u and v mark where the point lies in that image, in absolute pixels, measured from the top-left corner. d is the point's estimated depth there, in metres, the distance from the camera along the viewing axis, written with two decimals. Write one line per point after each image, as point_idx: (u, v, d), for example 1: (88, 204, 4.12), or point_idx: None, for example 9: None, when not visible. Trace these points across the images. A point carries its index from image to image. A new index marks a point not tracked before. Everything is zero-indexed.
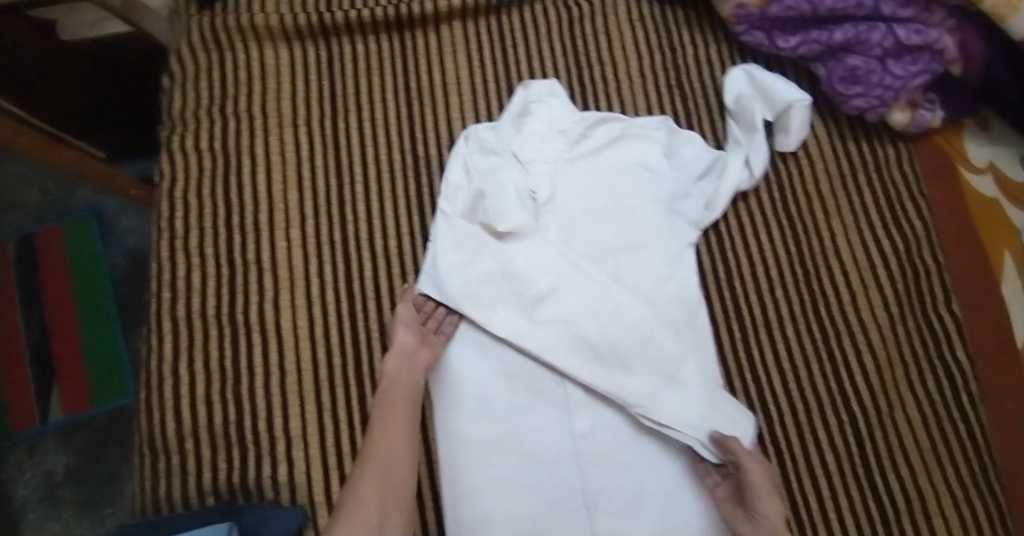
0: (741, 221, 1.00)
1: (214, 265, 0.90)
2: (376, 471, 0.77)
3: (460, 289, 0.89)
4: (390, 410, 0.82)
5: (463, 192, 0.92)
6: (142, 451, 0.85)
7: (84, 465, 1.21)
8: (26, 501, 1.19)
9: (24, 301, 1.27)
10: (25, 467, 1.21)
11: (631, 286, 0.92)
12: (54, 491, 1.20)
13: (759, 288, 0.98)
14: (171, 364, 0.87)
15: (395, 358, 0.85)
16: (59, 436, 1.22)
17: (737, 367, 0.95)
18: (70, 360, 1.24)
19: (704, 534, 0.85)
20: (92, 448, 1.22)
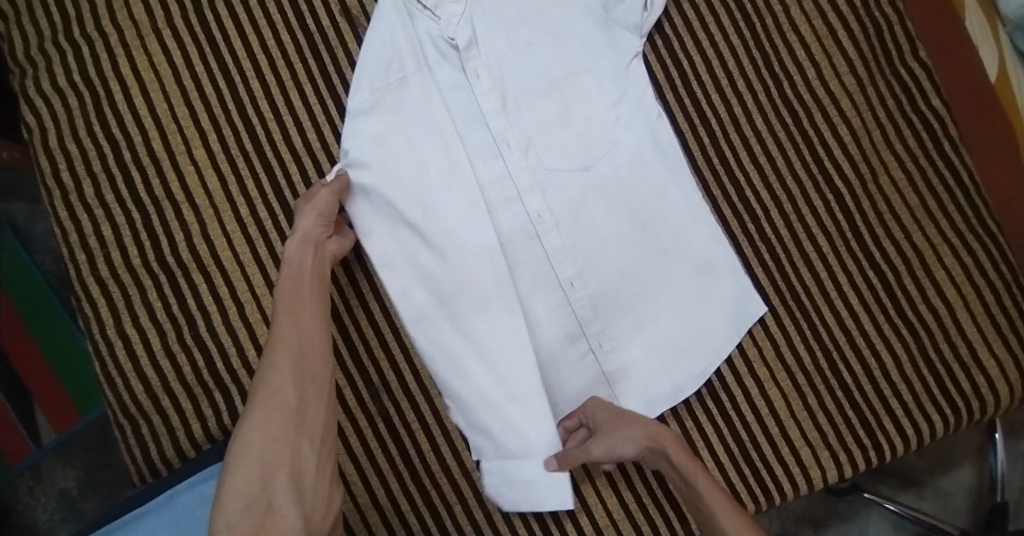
0: (684, 15, 0.90)
1: (124, 212, 0.82)
2: (288, 358, 0.74)
3: (381, 171, 0.82)
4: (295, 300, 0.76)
5: (373, 58, 0.83)
6: (118, 422, 0.79)
7: (97, 472, 1.12)
8: (51, 525, 1.11)
9: None
10: (36, 493, 1.12)
11: (584, 117, 0.85)
12: (77, 506, 1.12)
13: (715, 81, 0.90)
14: (113, 326, 0.80)
15: (298, 248, 0.78)
16: (60, 455, 1.12)
17: (710, 172, 0.90)
18: (42, 378, 1.11)
19: (716, 342, 0.87)
20: (97, 451, 1.13)
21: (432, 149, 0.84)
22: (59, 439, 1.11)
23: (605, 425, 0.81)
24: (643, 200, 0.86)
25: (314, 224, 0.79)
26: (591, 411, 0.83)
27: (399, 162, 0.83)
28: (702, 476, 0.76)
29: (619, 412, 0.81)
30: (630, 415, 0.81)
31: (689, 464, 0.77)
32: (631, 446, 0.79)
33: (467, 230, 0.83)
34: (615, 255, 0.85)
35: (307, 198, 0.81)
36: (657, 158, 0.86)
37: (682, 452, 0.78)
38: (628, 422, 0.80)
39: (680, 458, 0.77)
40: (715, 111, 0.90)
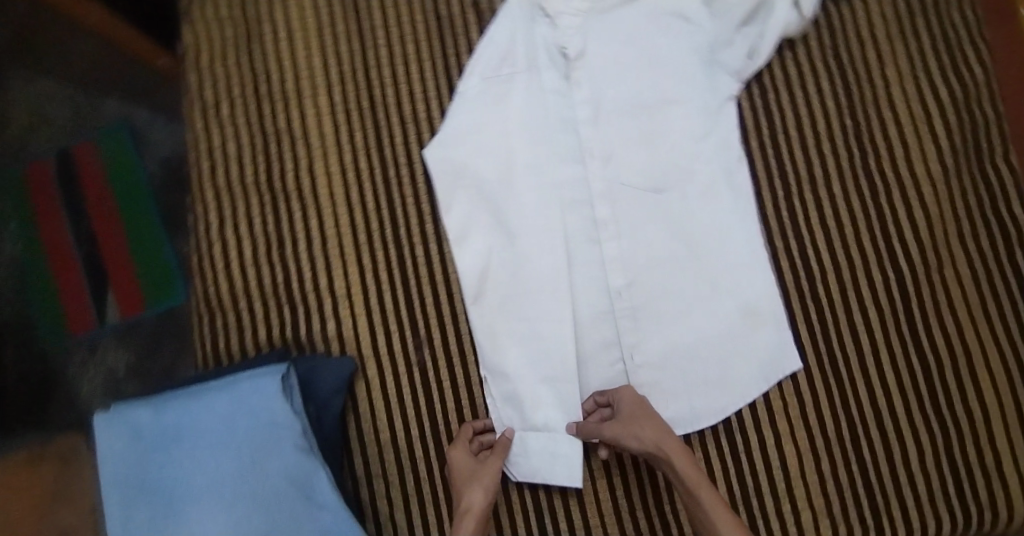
0: (786, 70, 0.93)
1: (247, 134, 0.92)
2: None
3: (472, 152, 0.90)
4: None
5: (489, 51, 0.91)
6: (198, 312, 0.89)
7: (145, 361, 1.23)
8: (92, 398, 1.21)
9: (70, 214, 1.23)
10: (88, 366, 1.22)
11: (667, 145, 0.90)
12: (121, 386, 1.23)
13: (803, 140, 0.93)
14: (215, 229, 0.90)
15: (467, 518, 0.79)
16: (119, 338, 1.23)
17: (778, 225, 0.92)
18: (122, 269, 1.23)
19: (743, 381, 0.90)
20: (151, 342, 1.24)
21: (521, 142, 0.89)
22: (120, 324, 1.23)
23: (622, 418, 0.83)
24: (704, 236, 0.89)
25: (482, 497, 0.80)
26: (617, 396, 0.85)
27: (491, 148, 0.89)
28: (702, 486, 0.79)
29: (638, 407, 0.83)
30: (649, 412, 0.83)
31: (691, 473, 0.80)
32: (640, 445, 0.81)
33: (535, 226, 0.89)
34: (666, 278, 0.89)
35: (467, 476, 0.83)
36: (728, 197, 0.90)
37: (685, 464, 0.80)
38: (641, 421, 0.82)
39: (682, 469, 0.80)
40: (796, 167, 0.92)
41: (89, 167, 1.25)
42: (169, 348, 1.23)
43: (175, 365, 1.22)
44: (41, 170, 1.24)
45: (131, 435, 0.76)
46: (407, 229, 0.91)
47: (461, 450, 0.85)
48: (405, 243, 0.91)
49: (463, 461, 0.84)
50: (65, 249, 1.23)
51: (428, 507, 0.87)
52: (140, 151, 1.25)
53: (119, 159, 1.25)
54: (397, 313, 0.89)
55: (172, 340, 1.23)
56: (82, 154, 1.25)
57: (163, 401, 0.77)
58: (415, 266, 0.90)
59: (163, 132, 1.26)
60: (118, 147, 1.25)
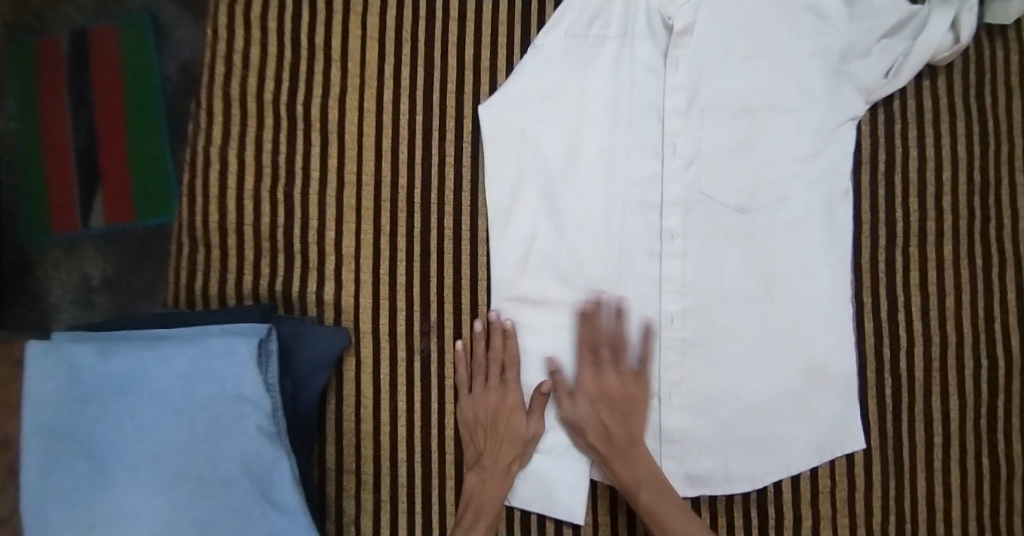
0: (922, 101, 0.78)
1: (276, 43, 0.77)
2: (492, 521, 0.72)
3: (536, 119, 0.76)
4: (474, 516, 0.70)
5: (581, 6, 0.76)
6: (178, 241, 0.75)
7: (124, 276, 1.10)
8: (58, 303, 1.09)
9: (73, 94, 1.08)
10: (59, 267, 1.10)
11: (765, 157, 0.75)
12: (91, 297, 1.09)
13: (922, 189, 0.78)
14: (217, 147, 0.76)
15: (504, 471, 0.72)
16: (102, 244, 1.10)
17: (870, 276, 0.78)
18: (116, 165, 1.07)
19: (795, 449, 0.76)
20: (133, 256, 1.10)
21: (595, 120, 0.76)
22: (106, 228, 1.09)
23: (591, 375, 0.73)
24: (782, 274, 0.75)
25: (524, 452, 0.73)
26: (592, 338, 0.74)
27: (558, 119, 0.76)
28: (643, 486, 0.70)
29: (604, 369, 0.73)
30: (618, 379, 0.73)
31: (634, 469, 0.71)
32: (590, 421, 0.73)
33: (592, 219, 0.75)
34: (730, 312, 0.75)
35: (516, 427, 0.72)
36: (821, 233, 0.76)
37: (625, 457, 0.71)
38: (592, 390, 0.73)
39: (620, 466, 0.71)
40: (906, 217, 0.78)
41: (103, 54, 1.08)
42: (152, 264, 1.10)
43: (155, 285, 1.09)
44: (52, 47, 1.09)
45: (65, 379, 0.62)
46: (440, 193, 0.76)
47: (515, 392, 0.73)
48: (436, 210, 0.76)
49: (515, 404, 0.73)
50: (60, 134, 1.08)
51: (401, 518, 0.74)
52: (158, 46, 1.09)
53: (133, 45, 1.09)
54: (409, 288, 0.75)
55: (156, 257, 1.09)
56: (100, 36, 1.09)
57: (112, 342, 0.63)
58: (441, 239, 0.75)
59: (186, 30, 1.10)
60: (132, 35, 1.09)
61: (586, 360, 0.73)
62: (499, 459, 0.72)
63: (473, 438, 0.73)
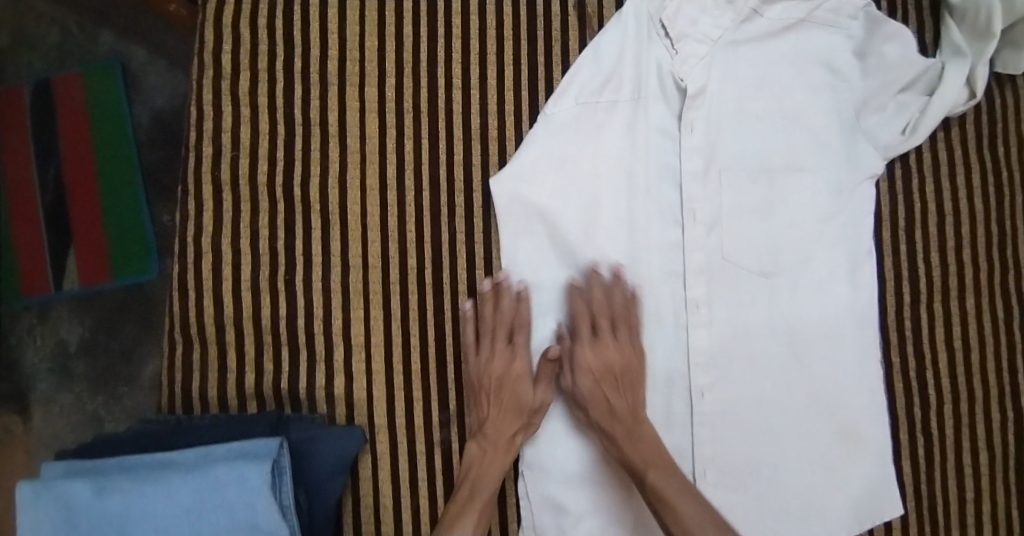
0: (939, 155, 0.76)
1: (266, 120, 0.71)
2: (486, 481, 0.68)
3: (551, 192, 0.72)
4: (470, 490, 0.67)
5: (591, 69, 0.73)
6: (171, 335, 0.70)
7: (103, 338, 1.03)
8: (33, 373, 1.02)
9: (41, 149, 1.02)
10: (35, 333, 1.03)
11: (787, 219, 0.73)
12: (69, 364, 1.03)
13: (942, 243, 0.76)
14: (209, 237, 0.70)
15: (507, 443, 0.69)
16: (77, 306, 1.03)
17: (894, 334, 0.76)
18: (89, 227, 1.02)
19: (834, 513, 0.73)
20: (110, 317, 1.03)
21: (611, 189, 0.72)
22: (79, 291, 1.02)
23: (593, 349, 0.70)
24: (809, 337, 0.73)
25: (530, 422, 0.70)
26: (586, 308, 0.71)
27: (573, 191, 0.72)
28: (649, 466, 0.66)
29: (605, 341, 0.70)
30: (618, 351, 0.70)
31: (639, 447, 0.67)
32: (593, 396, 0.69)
33: None
34: (761, 382, 0.73)
35: (523, 396, 0.69)
36: (845, 295, 0.74)
37: (630, 435, 0.68)
38: (597, 369, 0.69)
39: (624, 444, 0.67)
40: (928, 272, 0.76)
41: (72, 110, 1.03)
42: (131, 324, 1.03)
43: (137, 347, 1.02)
44: (16, 100, 1.03)
45: (60, 516, 0.59)
46: (452, 271, 0.72)
47: (523, 359, 0.70)
48: (449, 292, 0.72)
49: (522, 372, 0.70)
50: (26, 192, 1.02)
51: None
52: (129, 96, 1.03)
53: (106, 108, 1.03)
54: (425, 377, 0.71)
55: (136, 317, 1.03)
56: (65, 89, 1.03)
57: (106, 474, 0.60)
58: (456, 323, 0.72)
59: (160, 78, 1.04)
60: (101, 87, 1.03)
61: (584, 332, 0.70)
62: (502, 430, 0.69)
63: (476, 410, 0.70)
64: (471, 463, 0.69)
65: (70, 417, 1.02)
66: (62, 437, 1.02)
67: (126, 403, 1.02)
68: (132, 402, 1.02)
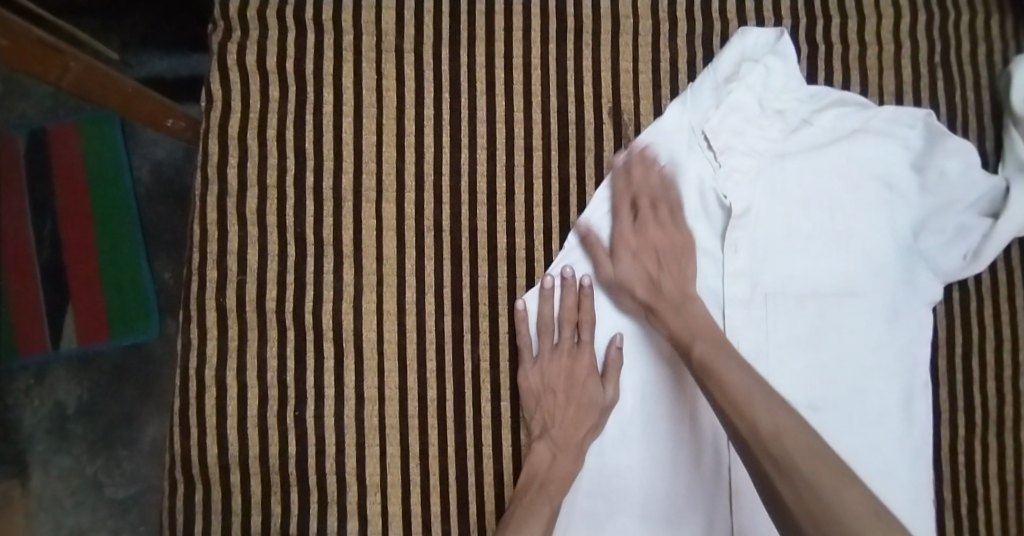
0: (1000, 280, 0.71)
1: (276, 239, 0.66)
2: (555, 479, 0.64)
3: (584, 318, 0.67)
4: (539, 489, 0.64)
5: (627, 186, 0.67)
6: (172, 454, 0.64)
7: (102, 401, 0.97)
8: (31, 433, 0.96)
9: (37, 205, 0.97)
10: (32, 393, 0.97)
11: (836, 350, 0.69)
12: (66, 427, 0.97)
13: (1000, 370, 0.71)
14: (213, 367, 0.65)
15: (577, 445, 0.66)
16: (76, 367, 0.98)
17: (948, 467, 0.71)
18: (87, 287, 0.96)
19: None
20: (109, 382, 0.98)
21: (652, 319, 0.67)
22: (78, 351, 0.96)
23: (634, 231, 0.66)
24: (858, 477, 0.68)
25: (598, 424, 0.67)
26: (627, 193, 0.67)
27: (609, 315, 0.68)
28: (695, 339, 0.61)
29: (646, 222, 0.66)
30: (660, 228, 0.66)
31: (686, 321, 0.63)
32: (637, 274, 0.65)
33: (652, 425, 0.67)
34: None
35: (593, 396, 0.66)
36: (897, 430, 0.68)
37: (675, 311, 0.63)
38: (639, 249, 0.66)
39: (671, 321, 0.63)
40: (984, 402, 0.71)
41: (68, 171, 0.97)
42: (132, 386, 0.98)
43: (136, 414, 0.97)
44: (10, 151, 0.97)
45: None
46: (475, 405, 0.66)
47: (588, 353, 0.67)
48: (471, 427, 0.66)
49: (588, 368, 0.67)
50: (23, 249, 0.96)
51: None
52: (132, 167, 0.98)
53: (105, 176, 0.97)
54: (445, 519, 0.65)
55: (136, 380, 0.98)
56: (61, 141, 0.97)
57: None
58: (480, 461, 0.66)
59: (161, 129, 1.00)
60: (99, 145, 0.98)
61: (623, 213, 0.66)
62: (570, 433, 0.66)
63: (536, 410, 0.66)
64: (538, 464, 0.65)
65: (68, 480, 0.96)
66: (59, 502, 0.96)
67: (126, 468, 0.97)
68: (132, 467, 0.97)
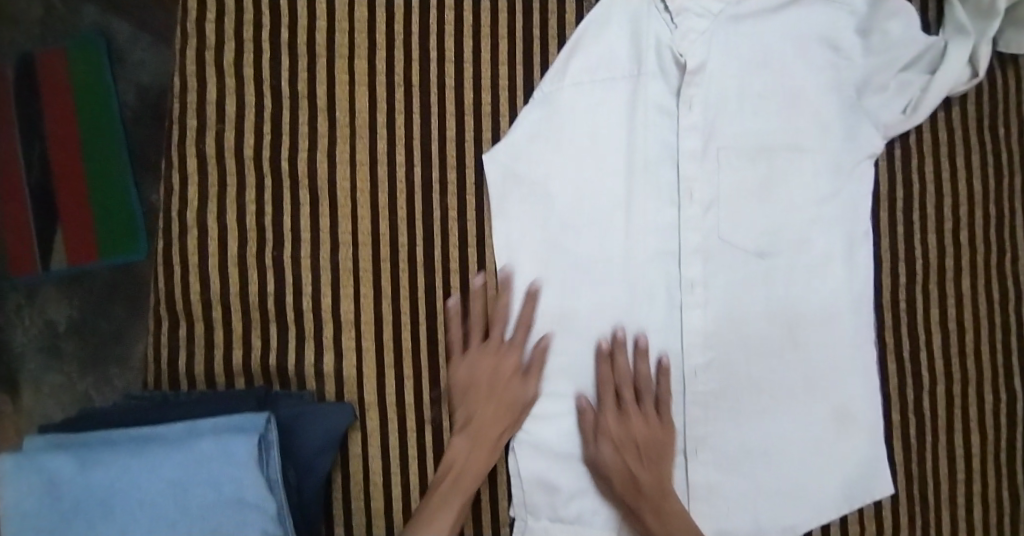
0: (940, 136, 0.75)
1: (253, 92, 0.70)
2: (468, 469, 0.68)
3: (544, 166, 0.71)
4: (452, 482, 0.67)
5: (590, 44, 0.72)
6: (156, 313, 0.69)
7: (93, 320, 0.98)
8: (23, 351, 0.97)
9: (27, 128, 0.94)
10: (22, 315, 0.97)
11: (787, 201, 0.72)
12: (59, 345, 0.98)
13: (939, 224, 0.75)
14: (194, 211, 0.69)
15: (494, 442, 0.68)
16: (63, 288, 0.98)
17: (891, 315, 0.76)
18: (80, 217, 0.94)
19: (839, 490, 0.73)
20: (100, 300, 0.98)
21: (611, 170, 0.72)
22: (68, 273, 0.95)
23: (618, 421, 0.69)
24: (797, 320, 0.72)
25: (517, 421, 0.70)
26: (611, 379, 0.70)
27: (568, 172, 0.71)
28: (676, 533, 0.66)
29: (631, 415, 0.69)
30: (642, 422, 0.69)
31: (668, 520, 0.67)
32: (621, 447, 0.69)
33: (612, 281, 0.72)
34: (755, 363, 0.72)
35: (515, 393, 0.69)
36: (842, 278, 0.73)
37: (654, 485, 0.68)
38: (619, 439, 0.69)
39: (652, 521, 0.67)
40: (924, 253, 0.75)
41: (57, 98, 0.95)
42: (120, 306, 0.98)
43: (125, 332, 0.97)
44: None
45: (40, 495, 0.57)
46: (443, 249, 0.71)
47: (516, 353, 0.69)
48: (440, 271, 0.70)
49: (513, 366, 0.69)
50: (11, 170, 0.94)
51: None
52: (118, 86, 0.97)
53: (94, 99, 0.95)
54: (415, 355, 0.70)
55: (125, 299, 0.98)
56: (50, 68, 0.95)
57: (89, 448, 0.58)
58: (448, 302, 0.71)
59: (146, 52, 0.97)
60: (88, 64, 0.96)
61: (608, 404, 0.70)
62: (488, 429, 0.68)
63: (460, 399, 0.69)
64: (455, 457, 0.68)
65: (60, 399, 0.97)
66: (52, 419, 0.97)
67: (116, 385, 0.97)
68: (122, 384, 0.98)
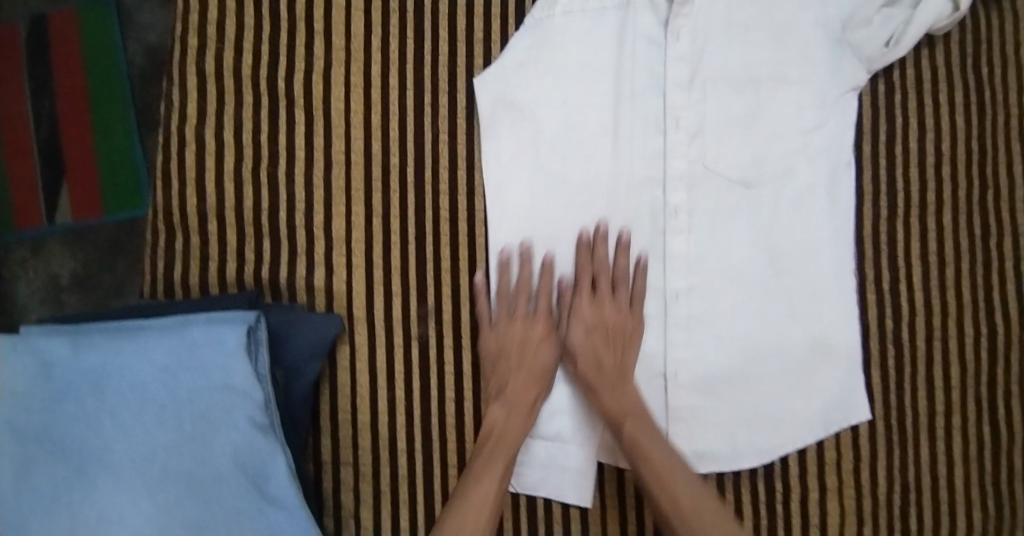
0: (922, 72, 0.77)
1: (252, 15, 0.72)
2: (509, 438, 0.69)
3: (533, 90, 0.73)
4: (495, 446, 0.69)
5: None
6: (155, 227, 0.71)
7: (95, 274, 0.97)
8: (25, 303, 0.97)
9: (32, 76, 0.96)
10: (26, 267, 0.98)
11: (771, 130, 0.74)
12: (61, 298, 0.97)
13: (921, 158, 0.77)
14: (193, 127, 0.71)
15: (528, 407, 0.70)
16: (67, 241, 0.98)
17: (872, 247, 0.77)
18: (82, 162, 0.96)
19: (817, 415, 0.75)
20: (104, 253, 0.97)
21: (599, 97, 0.73)
22: (73, 226, 0.96)
23: (592, 305, 0.72)
24: (779, 248, 0.74)
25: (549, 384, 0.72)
26: (590, 267, 0.72)
27: (556, 98, 0.73)
28: (632, 426, 0.68)
29: (604, 300, 0.72)
30: (614, 310, 0.72)
31: (632, 414, 0.69)
32: (593, 336, 0.71)
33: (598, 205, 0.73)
34: (738, 287, 0.74)
35: (545, 357, 0.71)
36: (823, 208, 0.74)
37: (616, 391, 0.70)
38: (591, 325, 0.71)
39: (610, 405, 0.69)
40: (905, 186, 0.77)
41: (65, 50, 0.96)
42: (122, 263, 0.97)
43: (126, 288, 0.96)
44: (9, 32, 0.97)
45: (36, 370, 0.62)
46: (433, 170, 0.73)
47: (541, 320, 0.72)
48: (430, 192, 0.72)
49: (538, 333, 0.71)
50: (16, 112, 0.96)
51: (402, 484, 0.72)
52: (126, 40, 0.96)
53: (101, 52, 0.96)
54: (404, 273, 0.72)
55: (126, 255, 0.97)
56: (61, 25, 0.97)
57: (87, 334, 0.63)
58: (437, 222, 0.72)
59: (154, 14, 0.96)
60: (94, 23, 0.96)
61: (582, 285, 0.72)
62: (523, 392, 0.70)
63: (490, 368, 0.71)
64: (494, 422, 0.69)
65: None
66: None
67: None
68: None
